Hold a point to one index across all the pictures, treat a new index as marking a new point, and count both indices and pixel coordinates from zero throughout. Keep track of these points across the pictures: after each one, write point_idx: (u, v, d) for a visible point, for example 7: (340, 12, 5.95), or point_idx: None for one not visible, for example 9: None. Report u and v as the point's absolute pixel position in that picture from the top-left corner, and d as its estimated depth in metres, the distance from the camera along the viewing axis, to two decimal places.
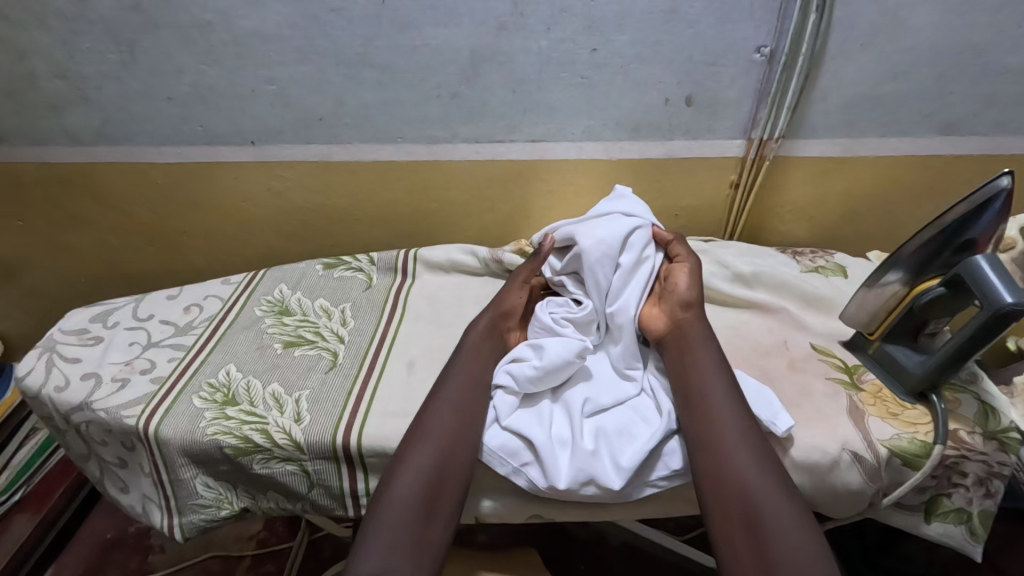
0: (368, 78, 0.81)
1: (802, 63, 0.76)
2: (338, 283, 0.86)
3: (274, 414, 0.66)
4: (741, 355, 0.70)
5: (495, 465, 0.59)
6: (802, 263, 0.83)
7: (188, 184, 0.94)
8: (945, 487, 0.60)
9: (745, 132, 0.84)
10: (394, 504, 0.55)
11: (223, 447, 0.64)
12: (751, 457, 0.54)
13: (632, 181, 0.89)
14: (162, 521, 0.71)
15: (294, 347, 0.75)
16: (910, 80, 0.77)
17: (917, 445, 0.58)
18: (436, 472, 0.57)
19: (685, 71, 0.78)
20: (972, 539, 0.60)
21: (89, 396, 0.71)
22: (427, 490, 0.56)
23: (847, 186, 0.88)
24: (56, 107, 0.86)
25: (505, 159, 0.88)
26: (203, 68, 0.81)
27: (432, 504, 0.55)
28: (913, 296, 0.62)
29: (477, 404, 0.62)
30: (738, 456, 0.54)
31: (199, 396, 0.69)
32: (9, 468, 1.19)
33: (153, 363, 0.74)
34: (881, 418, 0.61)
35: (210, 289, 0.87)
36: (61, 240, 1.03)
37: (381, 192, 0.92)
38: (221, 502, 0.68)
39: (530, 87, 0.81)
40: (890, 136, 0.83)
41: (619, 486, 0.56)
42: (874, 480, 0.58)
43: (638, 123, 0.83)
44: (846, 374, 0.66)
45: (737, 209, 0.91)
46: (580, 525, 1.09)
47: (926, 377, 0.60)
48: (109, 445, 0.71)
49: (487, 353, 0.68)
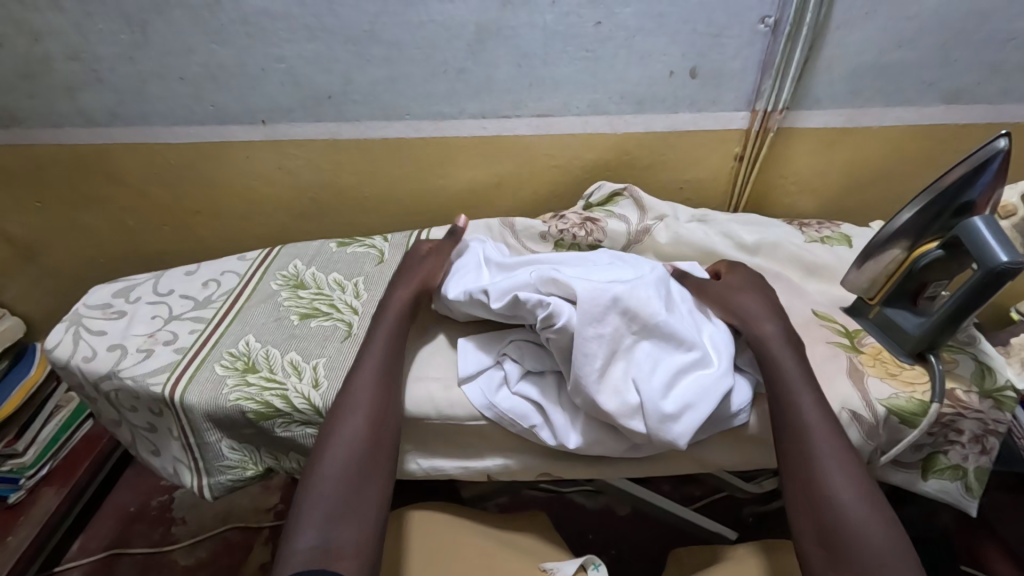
0: (376, 54, 0.82)
1: (806, 32, 0.77)
2: (351, 258, 0.88)
3: (293, 380, 0.69)
4: None
5: (505, 422, 0.62)
6: (807, 234, 0.84)
7: (202, 164, 0.96)
8: (942, 444, 0.62)
9: (749, 104, 0.84)
10: (330, 478, 0.57)
11: (245, 412, 0.67)
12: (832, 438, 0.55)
13: (637, 156, 0.91)
14: (191, 481, 0.75)
15: (309, 319, 0.78)
16: (914, 48, 0.78)
17: (914, 403, 0.60)
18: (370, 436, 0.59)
19: (690, 43, 0.79)
20: (967, 494, 0.62)
21: (117, 365, 0.74)
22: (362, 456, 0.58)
23: (851, 157, 0.89)
24: (72, 89, 0.88)
25: (512, 135, 0.89)
26: (213, 48, 0.83)
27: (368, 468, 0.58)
28: (912, 260, 0.63)
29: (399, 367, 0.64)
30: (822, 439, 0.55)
31: (221, 364, 0.72)
32: (37, 443, 1.22)
33: (176, 335, 0.77)
34: (880, 377, 0.63)
35: (227, 265, 0.89)
36: (78, 221, 1.06)
37: (391, 170, 0.94)
38: (247, 463, 0.72)
39: (536, 61, 0.82)
40: (894, 107, 0.84)
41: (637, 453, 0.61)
42: (872, 437, 0.61)
43: (642, 96, 0.84)
44: (846, 338, 0.68)
45: (741, 182, 0.93)
46: (589, 497, 1.13)
47: (924, 338, 0.62)
48: (138, 411, 0.74)
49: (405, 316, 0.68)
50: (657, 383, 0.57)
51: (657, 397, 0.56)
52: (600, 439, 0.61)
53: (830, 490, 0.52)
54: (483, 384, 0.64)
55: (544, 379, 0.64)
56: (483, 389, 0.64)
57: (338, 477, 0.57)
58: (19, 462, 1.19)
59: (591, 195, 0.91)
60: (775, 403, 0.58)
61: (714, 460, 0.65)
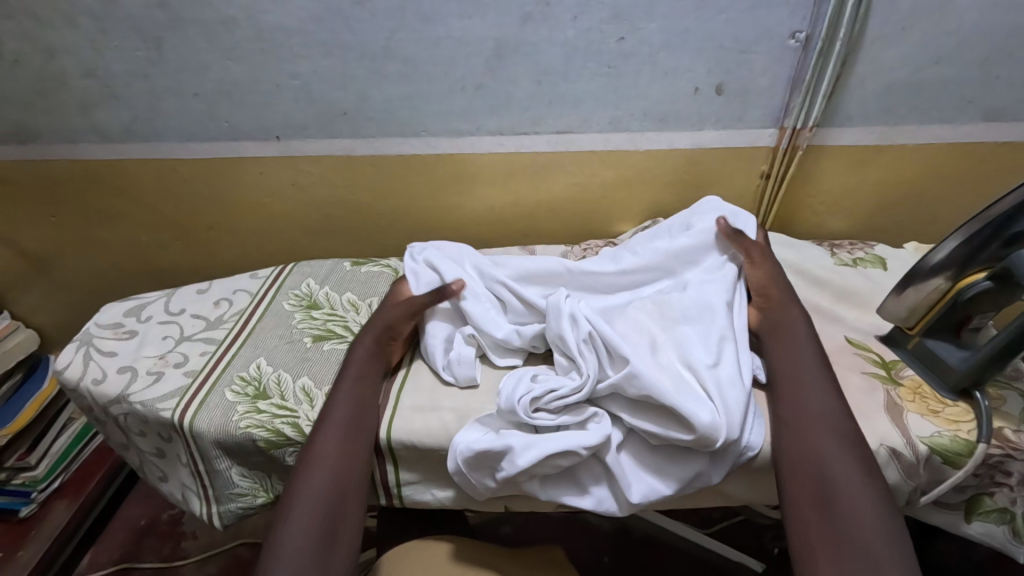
0: (392, 70, 0.80)
1: (839, 48, 0.74)
2: (366, 277, 0.86)
3: (305, 408, 0.67)
4: None
5: (476, 493, 0.63)
6: (839, 256, 0.81)
7: (214, 180, 0.95)
8: (987, 487, 0.58)
9: (777, 121, 0.81)
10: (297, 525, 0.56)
11: (255, 440, 0.65)
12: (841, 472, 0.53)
13: (658, 173, 0.88)
14: (200, 509, 0.72)
15: (322, 341, 0.76)
16: (954, 64, 0.74)
17: (960, 443, 0.57)
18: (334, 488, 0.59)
19: (717, 59, 0.76)
20: (1016, 540, 0.58)
21: (126, 388, 0.72)
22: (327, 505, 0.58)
23: (884, 175, 0.85)
24: (85, 105, 0.88)
25: (531, 152, 0.87)
26: (228, 65, 0.82)
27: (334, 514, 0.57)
28: (957, 291, 0.59)
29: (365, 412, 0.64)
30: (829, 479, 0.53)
31: (232, 389, 0.70)
32: (49, 455, 1.23)
33: (186, 357, 0.75)
34: (920, 414, 0.59)
35: (239, 284, 0.88)
36: (91, 235, 1.05)
37: (406, 186, 0.92)
38: (256, 491, 0.70)
39: (557, 78, 0.79)
40: (931, 124, 0.80)
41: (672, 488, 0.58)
42: (911, 477, 0.57)
43: (665, 113, 0.82)
44: (883, 369, 0.64)
45: (767, 201, 0.89)
46: (604, 518, 1.10)
47: (969, 374, 0.58)
48: (147, 436, 0.72)
49: (372, 366, 0.68)
50: (706, 375, 0.58)
51: (709, 387, 0.57)
52: (645, 473, 0.59)
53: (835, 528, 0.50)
54: (456, 447, 0.61)
55: (562, 424, 0.60)
56: (454, 443, 0.61)
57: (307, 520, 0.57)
58: (31, 476, 1.20)
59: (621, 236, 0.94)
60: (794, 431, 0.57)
61: (742, 494, 0.63)
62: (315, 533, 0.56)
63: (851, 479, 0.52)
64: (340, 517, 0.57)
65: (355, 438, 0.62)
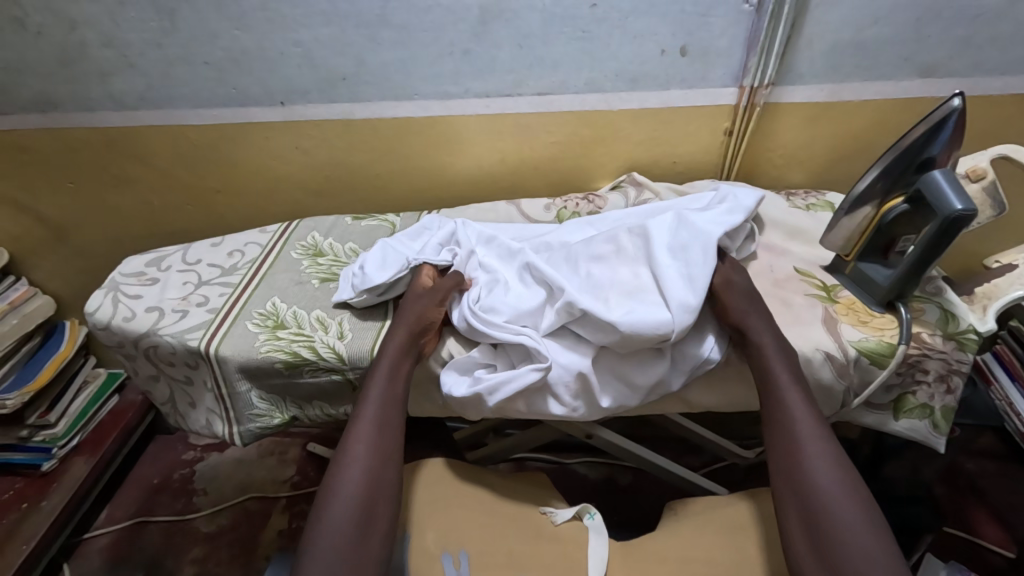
0: (387, 38, 0.88)
1: (787, 11, 0.82)
2: (366, 230, 0.94)
3: (320, 333, 0.76)
4: (762, 289, 0.74)
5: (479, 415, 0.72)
6: (794, 202, 0.90)
7: (223, 143, 1.02)
8: (910, 385, 0.68)
9: (737, 80, 0.90)
10: (331, 526, 0.58)
11: (276, 362, 0.74)
12: (824, 450, 0.57)
13: (631, 130, 0.96)
14: (223, 430, 0.83)
15: (328, 282, 0.84)
16: (891, 26, 0.83)
17: (884, 345, 0.66)
18: (366, 491, 0.60)
19: (679, 22, 0.85)
20: (935, 431, 0.68)
21: (155, 324, 0.80)
22: (361, 512, 0.59)
23: (834, 131, 0.94)
24: (104, 74, 0.95)
25: (514, 113, 0.95)
26: (236, 34, 0.89)
27: (367, 520, 0.59)
28: (881, 214, 0.69)
29: (390, 421, 0.65)
30: (815, 458, 0.57)
31: (252, 321, 0.78)
32: (67, 416, 1.30)
33: (207, 298, 0.84)
34: (852, 324, 0.68)
35: (249, 237, 0.96)
36: (106, 201, 1.13)
37: (400, 148, 1.00)
38: (273, 412, 0.79)
39: (536, 42, 0.88)
40: (873, 81, 0.89)
41: (636, 400, 0.68)
42: (843, 376, 0.67)
43: (635, 74, 0.90)
44: (824, 291, 0.73)
45: (731, 154, 0.98)
46: (591, 468, 1.19)
47: (894, 287, 0.67)
48: (175, 366, 0.81)
49: (399, 366, 0.68)
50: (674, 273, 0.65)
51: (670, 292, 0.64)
52: (614, 383, 0.68)
53: (829, 501, 0.54)
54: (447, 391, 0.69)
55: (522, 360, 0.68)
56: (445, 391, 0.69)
57: (342, 524, 0.58)
58: (52, 433, 1.26)
59: (599, 190, 1.02)
60: (776, 414, 0.61)
61: (701, 402, 0.73)
62: (349, 534, 0.57)
63: (827, 464, 0.56)
64: (372, 519, 0.59)
65: (382, 460, 0.62)
